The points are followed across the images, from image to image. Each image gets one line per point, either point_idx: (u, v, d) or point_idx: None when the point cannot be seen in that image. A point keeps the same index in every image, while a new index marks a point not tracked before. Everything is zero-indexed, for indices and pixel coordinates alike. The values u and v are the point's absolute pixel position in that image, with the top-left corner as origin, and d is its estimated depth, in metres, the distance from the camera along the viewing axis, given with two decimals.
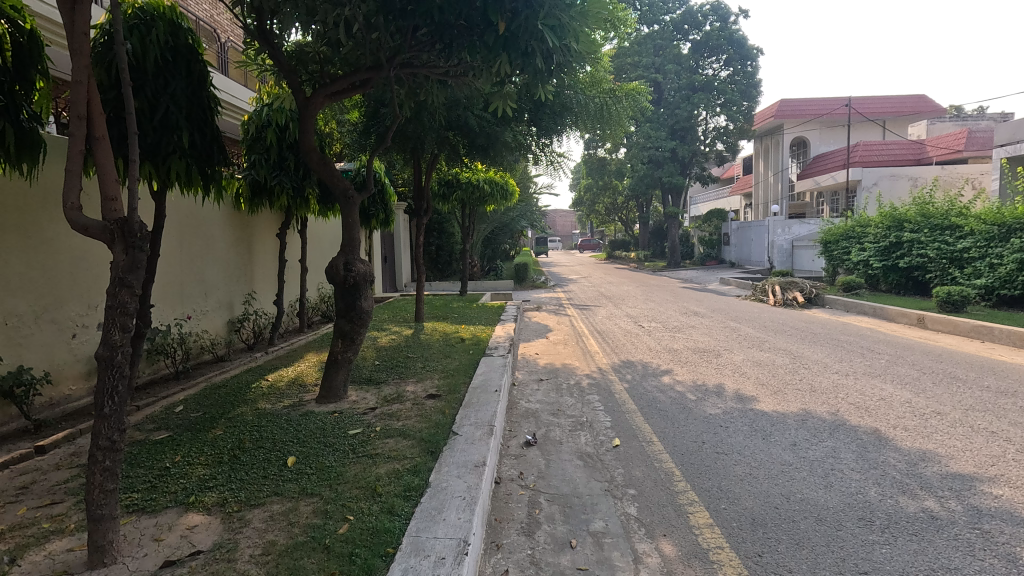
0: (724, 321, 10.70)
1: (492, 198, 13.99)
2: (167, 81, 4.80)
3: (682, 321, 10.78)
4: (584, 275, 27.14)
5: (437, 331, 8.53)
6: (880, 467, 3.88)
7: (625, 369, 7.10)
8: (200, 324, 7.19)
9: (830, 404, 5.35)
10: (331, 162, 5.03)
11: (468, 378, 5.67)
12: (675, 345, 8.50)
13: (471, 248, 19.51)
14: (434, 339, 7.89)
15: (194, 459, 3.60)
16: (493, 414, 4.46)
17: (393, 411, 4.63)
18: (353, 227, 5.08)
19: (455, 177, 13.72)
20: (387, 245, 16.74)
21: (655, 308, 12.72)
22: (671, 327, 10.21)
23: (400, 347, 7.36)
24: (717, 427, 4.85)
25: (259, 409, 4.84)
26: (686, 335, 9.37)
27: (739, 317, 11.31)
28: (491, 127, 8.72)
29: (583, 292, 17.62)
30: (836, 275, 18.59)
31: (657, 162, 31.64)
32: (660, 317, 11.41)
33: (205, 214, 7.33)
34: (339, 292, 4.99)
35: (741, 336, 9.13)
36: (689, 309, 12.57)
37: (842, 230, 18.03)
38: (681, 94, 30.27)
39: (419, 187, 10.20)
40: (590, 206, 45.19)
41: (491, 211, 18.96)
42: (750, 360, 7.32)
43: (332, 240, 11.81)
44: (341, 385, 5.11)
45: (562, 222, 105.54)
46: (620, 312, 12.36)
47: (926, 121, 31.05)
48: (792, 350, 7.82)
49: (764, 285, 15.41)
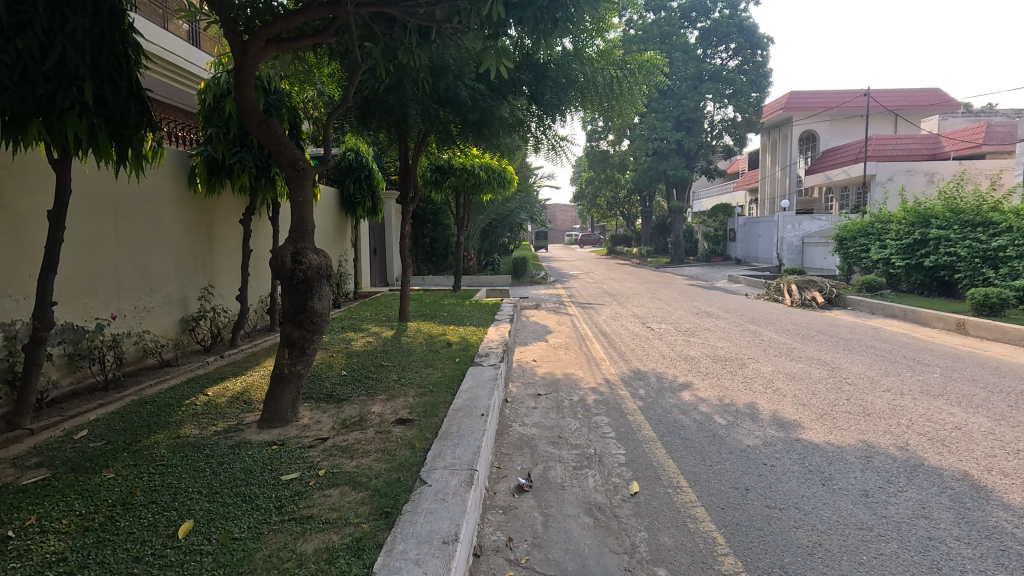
0: (742, 324, 9.69)
1: (488, 186, 12.94)
2: (65, 17, 3.66)
3: (697, 324, 9.77)
4: (585, 270, 26.37)
5: (421, 332, 7.50)
6: (995, 537, 2.88)
7: (636, 381, 6.07)
8: (141, 323, 6.17)
9: (894, 434, 4.35)
10: (276, 126, 3.96)
11: (450, 397, 4.64)
12: (691, 352, 7.48)
13: (467, 240, 18.50)
14: (416, 343, 6.86)
15: (53, 522, 2.58)
16: (475, 451, 3.43)
17: (348, 444, 3.61)
18: (307, 206, 4.05)
19: (447, 162, 12.66)
20: (378, 237, 15.76)
21: (664, 308, 11.71)
22: (684, 330, 9.21)
23: (377, 351, 6.37)
24: (759, 465, 3.84)
25: (181, 435, 3.83)
26: (702, 339, 8.38)
27: (758, 320, 10.29)
28: (486, 101, 7.69)
29: (584, 288, 16.74)
30: (853, 273, 17.58)
31: (661, 156, 30.72)
32: (670, 318, 10.39)
33: (147, 194, 6.28)
34: (285, 289, 3.97)
35: (765, 341, 8.12)
36: (701, 309, 11.56)
37: (860, 226, 17.00)
38: (689, 84, 29.15)
39: (405, 171, 9.18)
40: (591, 200, 44.01)
41: (489, 202, 17.90)
42: (782, 372, 6.32)
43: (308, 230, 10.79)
44: (289, 406, 4.10)
45: (563, 216, 104.41)
46: (626, 312, 11.32)
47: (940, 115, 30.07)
48: (829, 361, 6.80)
49: (779, 284, 14.40)
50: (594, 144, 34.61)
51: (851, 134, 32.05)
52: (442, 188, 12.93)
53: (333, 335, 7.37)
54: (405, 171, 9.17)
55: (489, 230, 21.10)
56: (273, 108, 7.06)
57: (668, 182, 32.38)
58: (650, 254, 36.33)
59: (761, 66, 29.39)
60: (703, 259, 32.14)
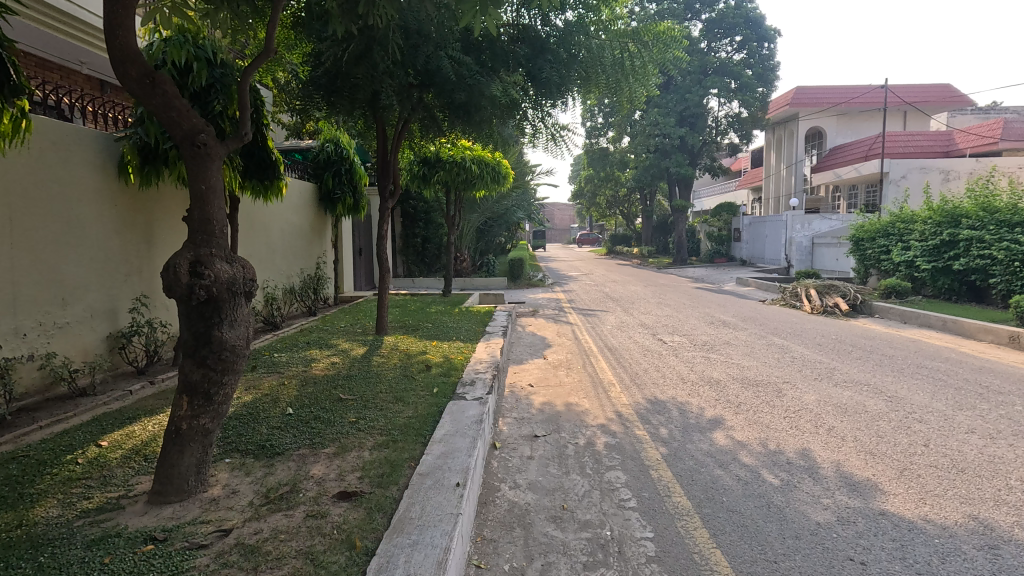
0: (764, 336, 8.62)
1: (480, 180, 11.84)
2: None
3: (714, 336, 8.67)
4: (584, 271, 25.46)
5: (397, 350, 6.40)
6: None
7: (655, 416, 4.95)
8: (49, 343, 5.02)
9: (1013, 505, 3.24)
10: (167, 85, 2.81)
11: (418, 451, 3.54)
12: (714, 373, 6.39)
13: (460, 241, 17.38)
14: (389, 364, 5.76)
15: None
16: (441, 559, 2.32)
17: (259, 545, 2.49)
18: (214, 196, 2.90)
19: (435, 154, 11.55)
20: (363, 236, 14.65)
21: (674, 316, 10.63)
22: (701, 344, 8.10)
23: (339, 377, 5.26)
24: (845, 562, 2.73)
25: (29, 521, 2.70)
26: (722, 357, 7.28)
27: (781, 331, 9.19)
28: (474, 78, 6.57)
29: (585, 292, 15.68)
30: (871, 276, 16.51)
31: (663, 153, 29.70)
32: (683, 329, 9.31)
33: (57, 184, 5.15)
34: (180, 313, 2.84)
35: (797, 359, 7.04)
36: (715, 318, 10.45)
37: (879, 226, 15.93)
38: (692, 78, 28.14)
39: (381, 162, 8.01)
40: (590, 199, 42.94)
41: (483, 199, 16.79)
42: (829, 403, 5.23)
43: (278, 228, 9.69)
44: (191, 474, 2.96)
45: (562, 216, 103.35)
46: (633, 321, 10.21)
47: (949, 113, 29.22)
48: (881, 387, 5.70)
49: (796, 288, 13.34)
50: (594, 141, 33.57)
51: (859, 130, 31.02)
52: (430, 184, 11.81)
53: (295, 354, 6.29)
54: (381, 162, 8.01)
55: (484, 230, 19.98)
56: (219, 84, 5.87)
57: (670, 179, 31.35)
58: (652, 255, 35.24)
59: (768, 59, 28.34)
60: (706, 260, 31.08)
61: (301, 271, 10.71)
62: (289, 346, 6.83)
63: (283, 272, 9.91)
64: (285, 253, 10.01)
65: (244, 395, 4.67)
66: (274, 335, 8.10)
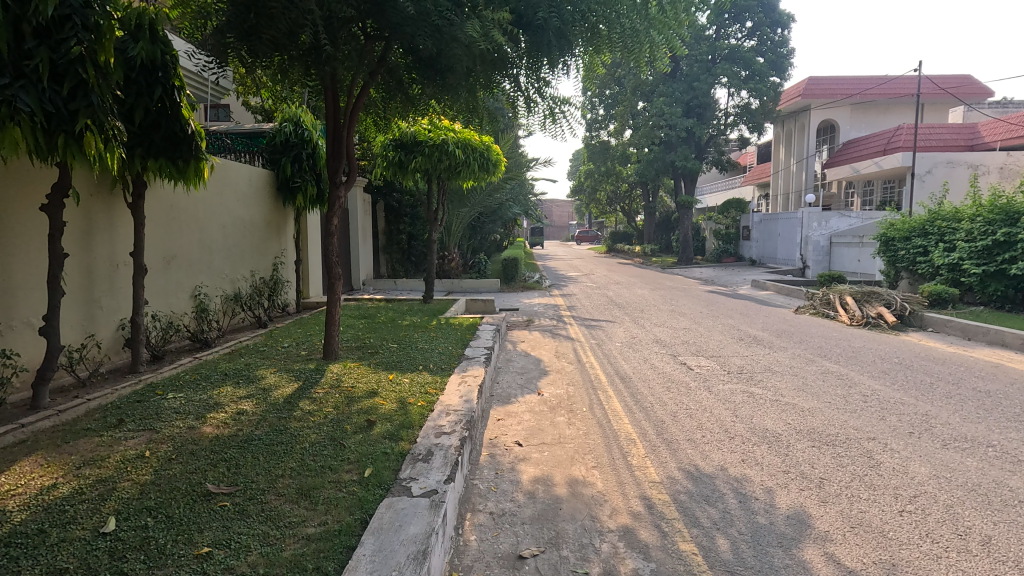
0: (811, 359, 7.00)
1: (466, 168, 10.16)
2: None
3: (748, 361, 6.99)
4: (584, 271, 23.82)
5: (337, 389, 4.73)
6: None
7: (704, 510, 3.28)
8: None
9: None
10: None
11: None
12: (768, 423, 4.76)
13: (448, 238, 15.71)
14: (317, 415, 4.10)
15: None
16: None
17: None
18: None
19: (413, 136, 9.85)
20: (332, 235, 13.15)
21: (693, 329, 9.01)
22: (736, 372, 6.43)
23: (233, 444, 3.56)
24: None
25: None
26: (768, 393, 5.61)
27: (828, 351, 7.54)
28: (444, 17, 4.98)
29: (586, 296, 14.04)
30: (902, 279, 14.88)
31: (668, 145, 28.04)
32: (709, 348, 7.68)
33: None
34: None
35: (870, 397, 5.40)
36: (743, 333, 8.77)
37: (914, 224, 14.32)
38: (701, 65, 26.50)
39: (332, 137, 6.25)
40: (590, 196, 41.24)
41: (474, 192, 15.13)
42: (956, 482, 3.57)
43: (214, 222, 7.96)
44: None
45: (560, 213, 101.84)
46: (645, 336, 8.55)
47: (964, 108, 27.86)
48: (1013, 451, 4.04)
49: (827, 294, 11.73)
50: (594, 134, 31.87)
51: (874, 123, 29.48)
52: (407, 172, 10.07)
53: (196, 396, 4.58)
54: (332, 137, 6.23)
55: (477, 225, 18.31)
56: (80, 16, 4.07)
57: (675, 174, 29.68)
58: (655, 254, 33.61)
59: (781, 45, 26.65)
60: (713, 259, 29.48)
61: (251, 273, 9.01)
62: (197, 380, 5.13)
63: (226, 274, 8.25)
64: (228, 252, 8.32)
65: (65, 484, 2.96)
66: (197, 357, 6.44)
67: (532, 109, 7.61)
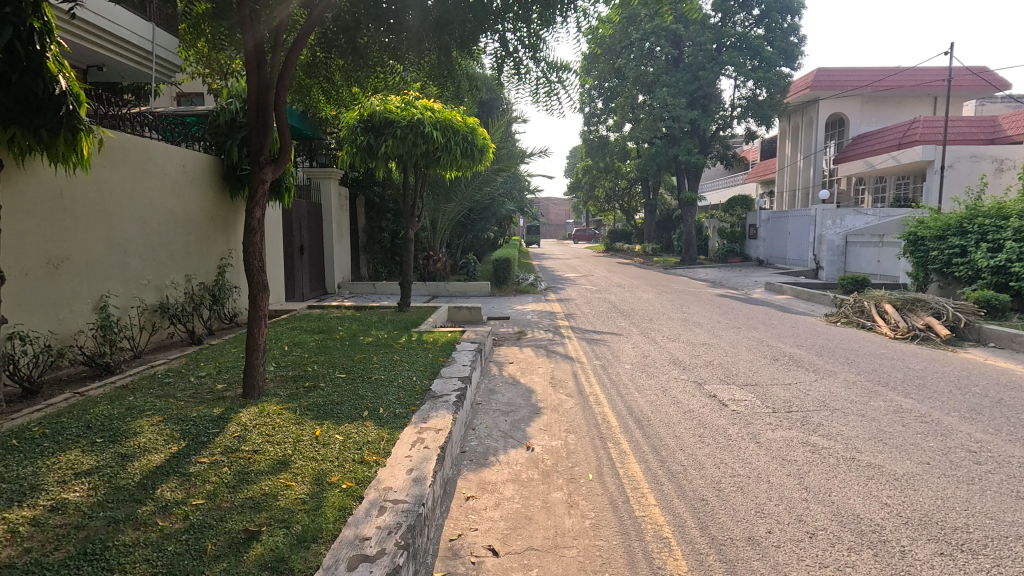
0: (873, 390, 5.57)
1: (446, 154, 8.67)
2: None
3: (794, 393, 5.54)
4: (583, 272, 22.41)
5: (232, 455, 3.26)
6: None
7: None
8: None
9: None
10: None
11: None
12: (856, 503, 3.30)
13: (435, 236, 14.29)
14: (175, 514, 2.60)
15: None
16: None
17: None
18: None
19: (383, 114, 8.37)
20: (293, 234, 11.49)
21: (716, 346, 7.58)
22: (784, 412, 4.98)
23: None
24: None
25: None
26: (839, 447, 4.15)
27: (889, 377, 6.11)
28: None
29: (587, 302, 12.61)
30: (932, 283, 13.50)
31: (671, 139, 26.59)
32: (740, 374, 6.24)
33: None
34: None
35: (979, 453, 3.97)
36: (776, 351, 7.34)
37: (948, 222, 12.95)
38: (706, 54, 24.97)
39: (254, 101, 4.65)
40: (588, 193, 39.87)
41: (462, 186, 13.69)
42: None
43: (128, 214, 6.42)
44: None
45: (557, 212, 100.51)
46: (660, 355, 7.11)
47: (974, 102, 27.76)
48: None
49: (860, 300, 10.33)
50: (593, 128, 30.41)
51: (885, 117, 28.14)
52: (377, 158, 8.61)
53: (14, 469, 3.07)
54: (255, 103, 4.66)
55: (467, 223, 16.85)
56: None
57: (678, 170, 28.23)
58: (656, 254, 32.21)
59: (791, 33, 25.24)
60: (717, 259, 28.09)
61: (187, 278, 7.51)
62: (44, 434, 3.61)
63: (149, 280, 6.75)
64: (151, 253, 6.83)
65: None
66: (92, 387, 4.98)
67: (523, 78, 6.21)
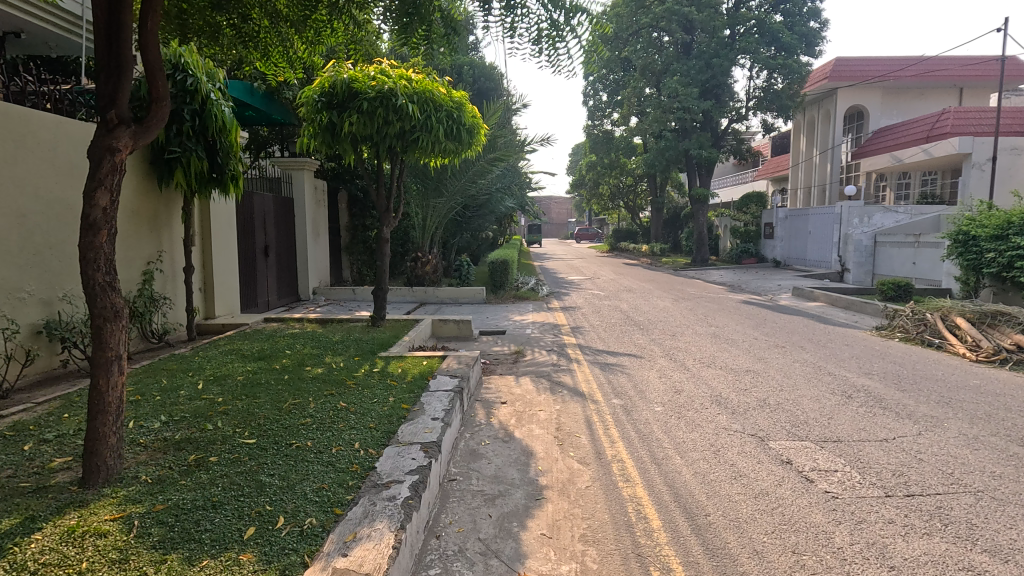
0: (1011, 454, 3.93)
1: (426, 133, 7.02)
2: None
3: (902, 459, 3.89)
4: (589, 274, 20.78)
5: None
6: None
7: None
8: None
9: None
10: None
11: None
12: None
13: (422, 235, 12.67)
14: None
15: None
16: None
17: None
18: None
19: (347, 83, 6.74)
20: (253, 231, 9.83)
21: (763, 376, 5.95)
22: (905, 498, 3.33)
23: None
24: None
25: None
26: None
27: (1016, 428, 4.47)
28: None
29: (595, 311, 10.99)
30: (985, 289, 11.85)
31: (682, 133, 24.90)
32: (813, 423, 4.60)
33: None
34: None
35: None
36: (844, 385, 5.70)
37: (1009, 219, 11.28)
38: (719, 41, 23.39)
39: (102, 27, 3.04)
40: (591, 191, 38.28)
41: (453, 179, 12.09)
42: None
43: None
44: None
45: (559, 212, 98.99)
46: (696, 390, 5.49)
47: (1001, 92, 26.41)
48: None
49: (922, 312, 8.67)
50: (596, 122, 28.78)
51: (908, 109, 26.44)
52: (342, 141, 7.01)
53: None
54: (104, 30, 3.05)
55: (461, 221, 15.22)
56: None
57: (688, 165, 26.59)
58: (664, 254, 30.56)
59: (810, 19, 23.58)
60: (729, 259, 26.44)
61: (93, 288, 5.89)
62: None
63: (30, 292, 5.16)
64: (35, 257, 5.23)
65: None
66: None
67: (515, 27, 4.60)
